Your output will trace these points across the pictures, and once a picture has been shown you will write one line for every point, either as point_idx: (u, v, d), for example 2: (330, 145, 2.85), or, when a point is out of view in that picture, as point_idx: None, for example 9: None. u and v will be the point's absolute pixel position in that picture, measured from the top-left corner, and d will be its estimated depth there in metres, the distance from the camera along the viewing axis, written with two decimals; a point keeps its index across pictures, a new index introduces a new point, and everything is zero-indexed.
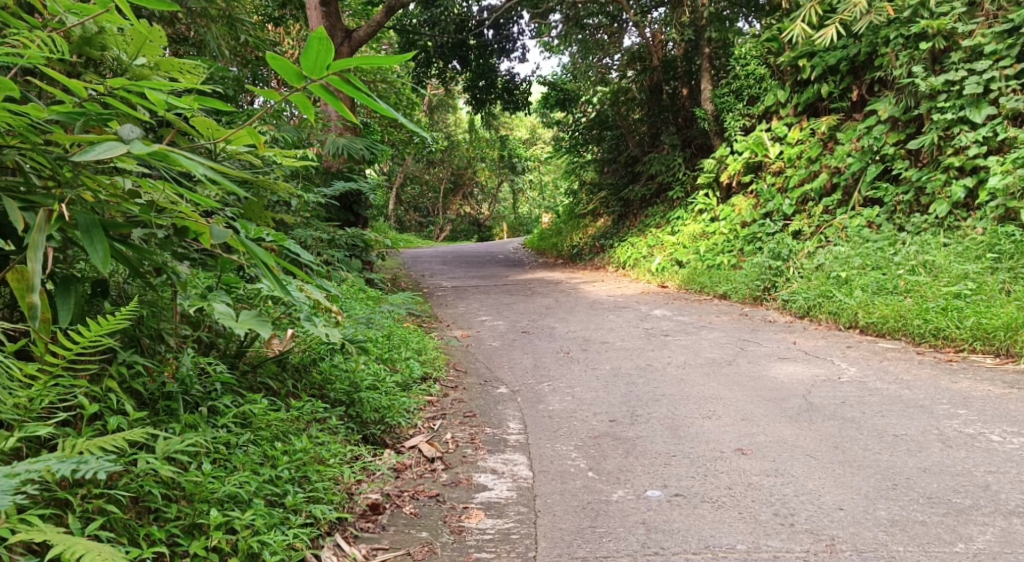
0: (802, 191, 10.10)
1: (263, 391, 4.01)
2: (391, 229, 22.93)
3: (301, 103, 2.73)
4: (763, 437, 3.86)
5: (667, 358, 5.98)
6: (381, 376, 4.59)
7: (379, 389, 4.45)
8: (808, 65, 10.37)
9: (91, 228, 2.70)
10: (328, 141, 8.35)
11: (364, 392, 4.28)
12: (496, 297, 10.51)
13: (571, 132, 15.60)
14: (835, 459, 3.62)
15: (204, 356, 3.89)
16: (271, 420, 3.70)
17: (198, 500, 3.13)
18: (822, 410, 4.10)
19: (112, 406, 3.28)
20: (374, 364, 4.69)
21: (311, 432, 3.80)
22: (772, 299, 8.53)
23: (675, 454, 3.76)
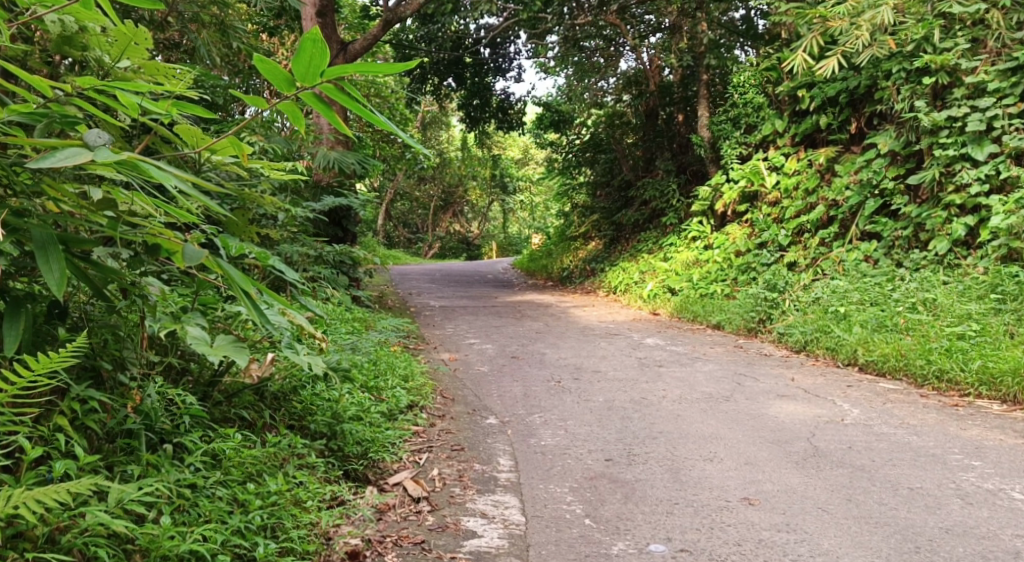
0: (797, 222, 9.96)
1: (237, 423, 3.83)
2: (379, 244, 22.71)
3: (291, 112, 2.53)
4: (770, 485, 3.67)
5: (663, 392, 5.79)
6: (365, 405, 4.39)
7: (362, 420, 4.25)
8: (807, 95, 10.26)
9: (47, 244, 2.45)
10: (318, 154, 8.30)
11: (346, 423, 4.09)
12: (484, 318, 10.30)
13: (565, 154, 15.45)
14: (849, 514, 3.42)
15: (174, 386, 3.75)
16: (243, 459, 3.52)
17: (153, 557, 2.90)
18: (831, 457, 3.92)
19: (60, 448, 3.07)
20: (358, 393, 4.50)
21: (288, 471, 3.59)
22: (767, 332, 8.36)
23: (677, 502, 3.55)
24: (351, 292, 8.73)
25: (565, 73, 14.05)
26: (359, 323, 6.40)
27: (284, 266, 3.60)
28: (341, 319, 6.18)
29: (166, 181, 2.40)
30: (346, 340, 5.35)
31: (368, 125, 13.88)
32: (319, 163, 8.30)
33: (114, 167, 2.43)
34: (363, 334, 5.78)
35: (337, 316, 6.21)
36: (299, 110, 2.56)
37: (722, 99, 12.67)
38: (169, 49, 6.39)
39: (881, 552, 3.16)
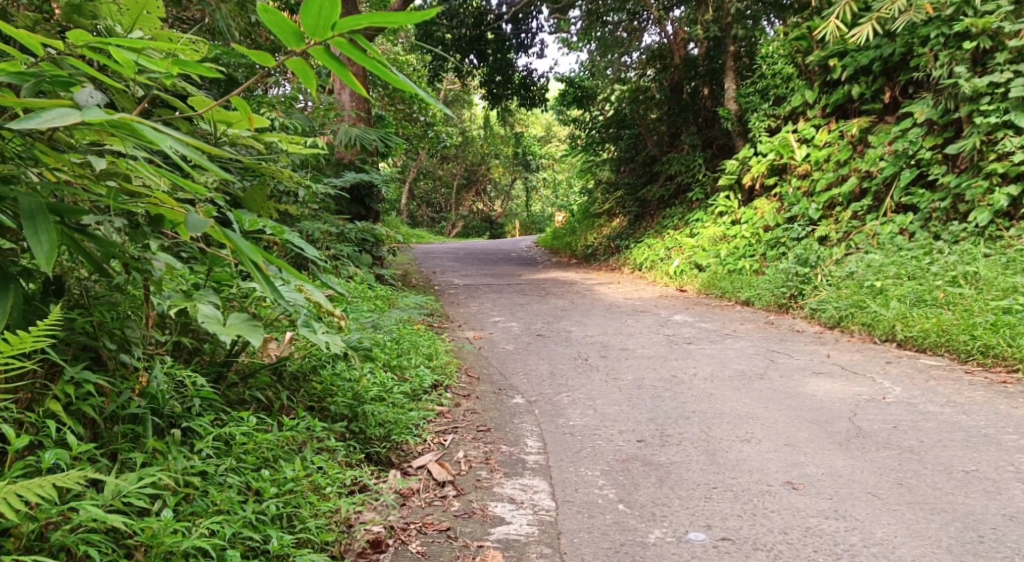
0: (829, 195, 9.71)
1: (253, 405, 3.72)
2: (402, 224, 22.60)
3: (301, 71, 2.39)
4: (814, 468, 3.51)
5: (694, 369, 5.61)
6: (387, 385, 4.25)
7: (385, 401, 4.12)
8: (838, 65, 9.96)
9: (36, 214, 2.39)
10: (339, 131, 8.06)
11: (368, 404, 3.96)
12: (508, 296, 10.14)
13: (588, 129, 15.21)
14: (901, 500, 3.26)
15: (184, 367, 3.61)
16: (259, 443, 3.40)
17: (154, 556, 2.78)
18: (876, 437, 3.75)
19: (51, 436, 2.97)
20: (380, 373, 4.35)
21: (306, 456, 3.47)
22: (799, 308, 8.14)
23: (715, 486, 3.40)
24: (373, 271, 8.59)
25: (588, 49, 13.88)
26: (381, 302, 6.25)
27: (303, 242, 3.50)
28: (364, 298, 6.03)
29: (163, 144, 2.26)
30: (367, 319, 5.20)
31: (389, 103, 13.72)
32: (341, 140, 8.11)
33: (109, 129, 2.30)
34: (386, 313, 5.62)
35: (359, 294, 6.07)
36: (310, 71, 2.42)
37: (750, 72, 12.36)
38: (186, 24, 6.24)
39: (941, 542, 3.00)
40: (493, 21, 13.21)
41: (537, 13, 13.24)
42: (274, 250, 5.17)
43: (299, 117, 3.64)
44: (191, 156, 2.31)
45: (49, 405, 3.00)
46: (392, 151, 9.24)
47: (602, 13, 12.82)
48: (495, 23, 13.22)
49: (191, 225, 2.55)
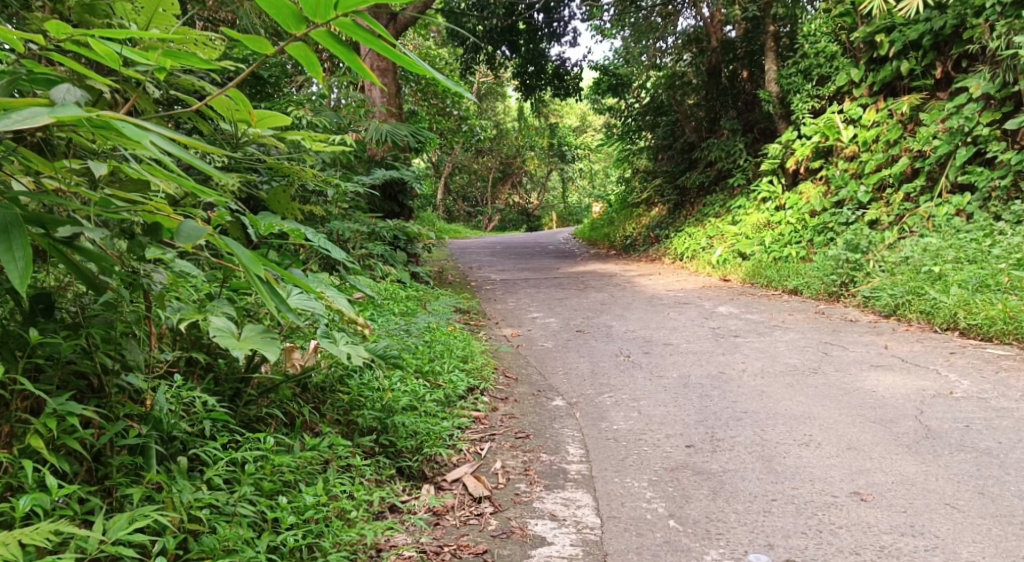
0: (878, 177, 9.38)
1: (271, 423, 3.59)
2: (439, 219, 22.43)
3: (303, 55, 2.44)
4: (882, 476, 3.28)
5: (742, 365, 5.37)
6: (419, 393, 4.08)
7: (416, 410, 3.95)
8: (886, 40, 9.59)
9: (12, 226, 2.37)
10: (370, 128, 7.92)
11: (398, 416, 3.80)
12: (548, 290, 9.93)
13: (624, 118, 14.91)
14: (985, 512, 3.04)
15: (194, 388, 3.47)
16: (276, 468, 3.29)
17: None
18: (948, 439, 3.51)
19: (32, 479, 2.86)
20: (411, 380, 4.19)
21: (328, 480, 3.34)
22: (851, 296, 7.84)
23: (774, 498, 3.18)
24: (408, 269, 8.42)
25: (621, 36, 13.58)
26: (415, 302, 6.07)
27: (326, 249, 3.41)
28: (398, 299, 5.86)
29: (144, 140, 2.18)
30: (397, 323, 5.06)
31: (421, 97, 13.55)
32: (371, 136, 7.94)
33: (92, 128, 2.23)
34: (421, 315, 5.45)
35: (390, 296, 5.89)
36: (312, 57, 2.46)
37: (791, 52, 11.99)
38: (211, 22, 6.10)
39: None
40: (525, 10, 12.95)
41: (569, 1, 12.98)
42: (302, 252, 5.01)
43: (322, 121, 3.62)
44: (175, 152, 2.22)
45: (30, 443, 2.89)
46: (424, 146, 9.05)
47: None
48: (526, 13, 12.96)
49: (183, 232, 2.58)
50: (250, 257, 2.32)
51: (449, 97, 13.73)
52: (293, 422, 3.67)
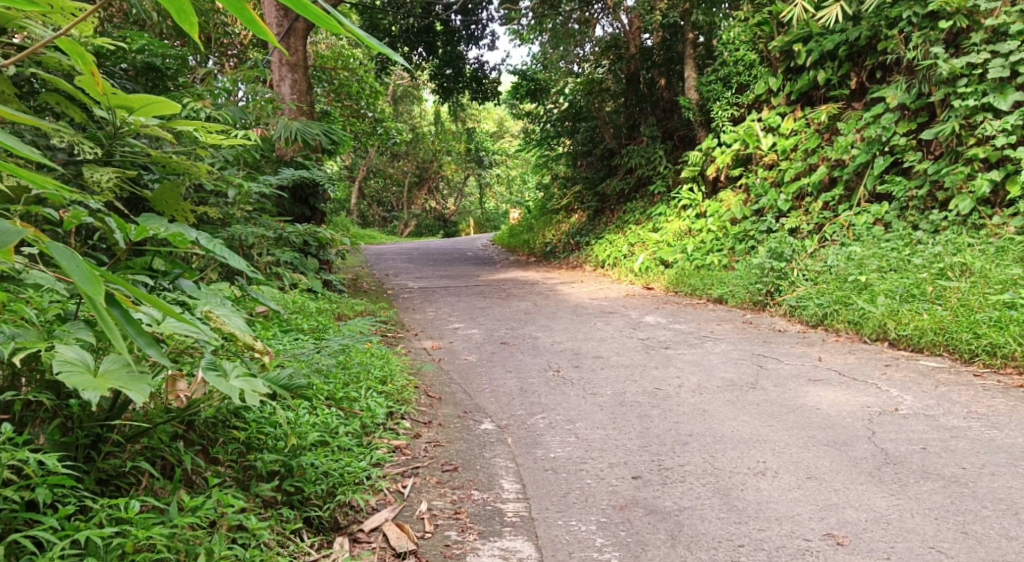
0: (798, 186, 9.29)
1: (136, 480, 3.13)
2: (353, 224, 21.85)
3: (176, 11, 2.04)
4: (852, 512, 3.07)
5: (678, 380, 5.10)
6: (331, 426, 3.69)
7: (327, 446, 3.57)
8: (802, 50, 9.55)
9: None
10: (279, 125, 7.52)
11: (306, 455, 3.42)
12: (467, 299, 9.55)
13: (543, 123, 14.64)
14: (973, 555, 2.82)
15: (35, 448, 2.98)
16: (145, 540, 2.82)
17: None
18: (911, 466, 3.33)
19: None
20: (323, 411, 3.79)
21: (220, 543, 2.91)
22: (776, 305, 7.67)
23: (742, 543, 2.94)
24: (321, 278, 7.97)
25: (540, 41, 13.37)
26: (326, 315, 5.62)
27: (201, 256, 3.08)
28: (307, 312, 5.42)
29: None
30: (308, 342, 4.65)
31: (335, 98, 13.10)
32: (280, 134, 7.53)
33: None
34: (334, 332, 5.03)
35: (300, 309, 5.44)
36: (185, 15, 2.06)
37: (710, 60, 11.89)
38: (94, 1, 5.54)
39: None
40: (441, 12, 12.51)
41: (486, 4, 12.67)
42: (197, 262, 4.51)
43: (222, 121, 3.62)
44: None
45: None
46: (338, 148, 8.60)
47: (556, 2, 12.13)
48: (443, 15, 12.52)
49: None
50: (88, 275, 1.86)
51: (364, 99, 13.26)
52: (172, 475, 3.22)
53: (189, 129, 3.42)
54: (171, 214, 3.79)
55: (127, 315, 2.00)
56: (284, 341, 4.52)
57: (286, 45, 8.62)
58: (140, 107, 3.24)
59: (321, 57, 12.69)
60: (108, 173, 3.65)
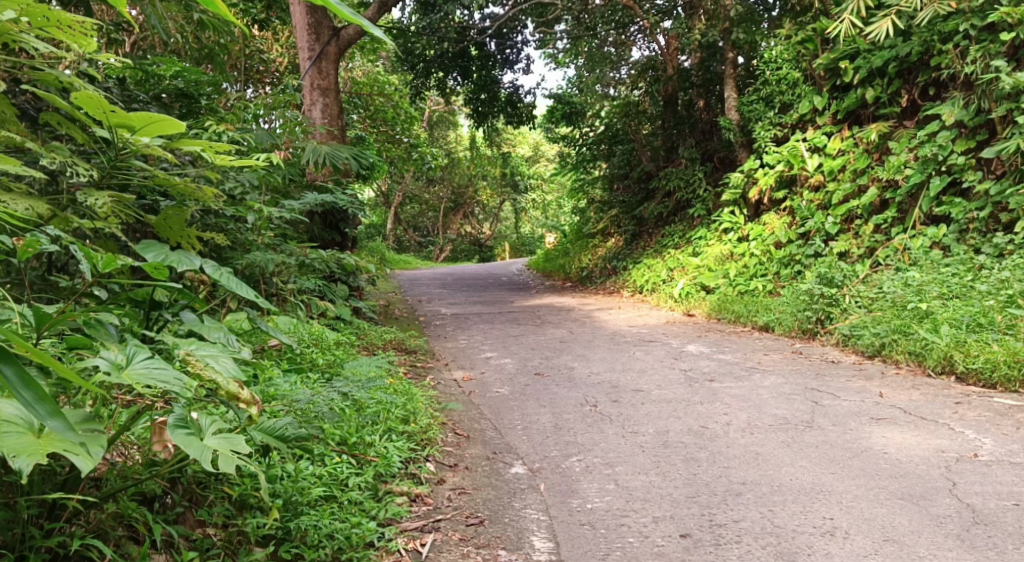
0: (846, 208, 8.85)
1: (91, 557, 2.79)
2: (388, 251, 21.65)
3: None
4: None
5: (725, 418, 4.73)
6: (339, 477, 3.41)
7: (335, 501, 3.28)
8: (850, 68, 9.16)
9: None
10: (307, 148, 7.31)
11: (306, 514, 3.14)
12: (501, 326, 9.21)
13: (581, 146, 14.09)
14: None
15: None
16: None
17: None
18: (1005, 527, 2.95)
19: None
20: (330, 461, 3.51)
21: None
22: (827, 334, 7.24)
23: None
24: (349, 305, 7.70)
25: (576, 64, 13.13)
26: (345, 346, 5.31)
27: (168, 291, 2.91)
28: (326, 343, 5.13)
29: None
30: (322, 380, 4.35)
31: (371, 124, 12.92)
32: (309, 157, 7.28)
33: None
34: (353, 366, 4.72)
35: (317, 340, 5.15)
36: None
37: (751, 80, 11.51)
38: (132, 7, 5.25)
39: None
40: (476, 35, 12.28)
41: (522, 27, 12.42)
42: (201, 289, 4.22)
43: (236, 145, 3.42)
44: None
45: None
46: (368, 172, 8.34)
47: (594, 23, 11.85)
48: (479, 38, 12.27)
49: None
50: None
51: (399, 123, 13.05)
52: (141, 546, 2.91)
53: (194, 151, 3.24)
54: (175, 239, 3.82)
55: (24, 385, 1.84)
56: (295, 379, 4.22)
57: (318, 69, 8.40)
58: (145, 126, 2.99)
59: (356, 83, 12.67)
60: (103, 197, 3.56)
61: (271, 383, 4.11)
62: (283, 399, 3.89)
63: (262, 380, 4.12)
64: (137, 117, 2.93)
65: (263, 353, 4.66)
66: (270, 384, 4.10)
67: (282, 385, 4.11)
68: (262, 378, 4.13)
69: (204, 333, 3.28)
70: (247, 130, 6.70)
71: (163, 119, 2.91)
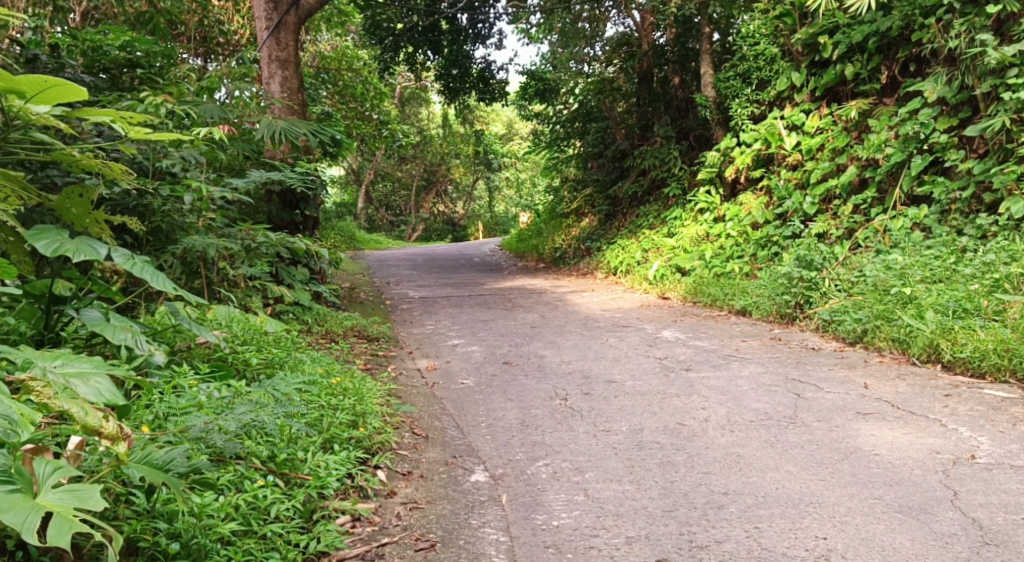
0: (824, 188, 8.55)
1: None
2: (360, 231, 21.16)
3: None
4: None
5: (703, 413, 4.45)
6: (263, 506, 3.16)
7: (258, 536, 3.03)
8: (828, 43, 8.84)
9: None
10: (261, 123, 6.86)
11: (233, 539, 2.99)
12: (470, 310, 8.85)
13: (552, 125, 13.80)
14: None
15: None
16: None
17: None
18: (1017, 548, 2.84)
19: None
20: (259, 484, 3.25)
21: None
22: (807, 319, 6.95)
23: None
24: (309, 289, 7.33)
25: (548, 40, 12.77)
26: (290, 340, 4.95)
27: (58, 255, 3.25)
28: (266, 338, 4.76)
29: None
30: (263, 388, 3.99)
31: (340, 101, 12.56)
32: (263, 133, 6.85)
33: None
34: (293, 367, 4.39)
35: (256, 332, 4.79)
36: None
37: (728, 56, 11.15)
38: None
39: None
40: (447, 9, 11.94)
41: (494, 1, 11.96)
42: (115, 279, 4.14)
43: (147, 115, 3.67)
44: None
45: None
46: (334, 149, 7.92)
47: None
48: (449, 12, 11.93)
49: None
50: None
51: (368, 100, 12.63)
52: None
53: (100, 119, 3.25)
54: (78, 222, 3.74)
55: None
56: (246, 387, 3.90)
57: (275, 40, 7.96)
58: (37, 92, 3.13)
59: (324, 58, 12.22)
60: None
61: (197, 391, 3.77)
62: (177, 425, 3.45)
63: (189, 389, 3.79)
64: (27, 81, 3.07)
65: (188, 354, 4.30)
66: (177, 396, 3.70)
67: (212, 395, 3.76)
68: (187, 388, 3.80)
69: (107, 334, 3.45)
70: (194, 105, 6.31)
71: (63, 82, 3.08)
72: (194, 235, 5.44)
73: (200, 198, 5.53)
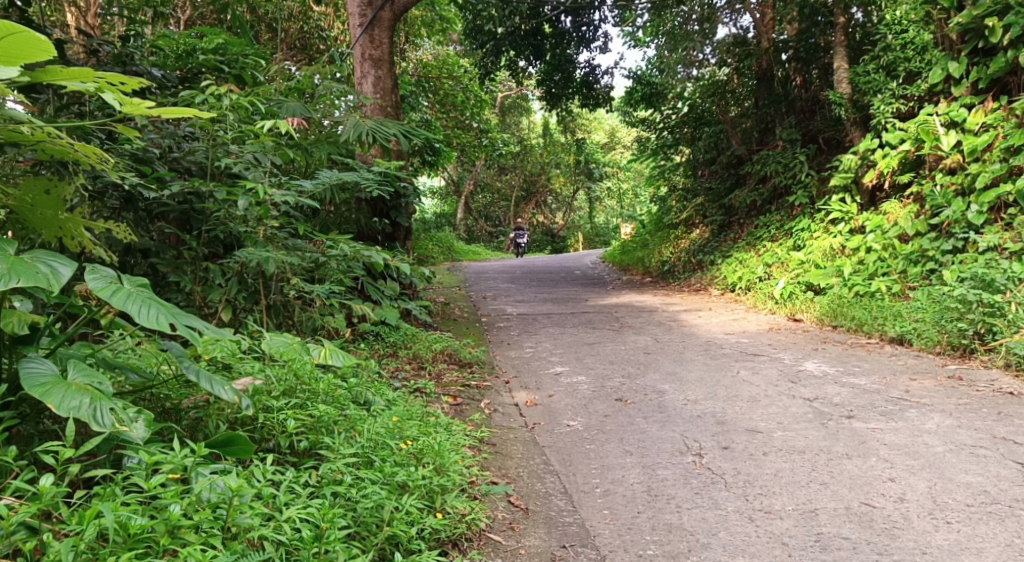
0: (996, 193, 7.17)
1: None
2: (458, 242, 20.36)
3: None
4: None
5: (894, 485, 3.46)
6: None
7: None
8: (999, 26, 7.38)
9: None
10: (348, 122, 5.94)
11: None
12: (573, 331, 7.79)
13: (659, 131, 12.51)
14: None
15: None
16: None
17: None
18: None
19: None
20: None
21: None
22: (989, 353, 5.68)
23: None
24: (395, 306, 6.40)
25: (656, 43, 11.65)
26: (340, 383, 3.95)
27: None
28: (315, 388, 3.81)
29: None
30: (272, 497, 3.07)
31: (439, 110, 11.68)
32: (350, 134, 5.90)
33: None
34: (355, 432, 3.55)
35: (297, 378, 3.82)
36: None
37: (866, 47, 9.80)
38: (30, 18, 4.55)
39: None
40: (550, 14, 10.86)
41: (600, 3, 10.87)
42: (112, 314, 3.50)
43: (138, 81, 3.26)
44: None
45: None
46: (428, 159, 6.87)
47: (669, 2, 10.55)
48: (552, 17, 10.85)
49: None
50: None
51: (466, 108, 11.77)
52: None
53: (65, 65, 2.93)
54: (50, 230, 3.24)
55: None
56: (265, 487, 3.07)
57: (369, 37, 7.05)
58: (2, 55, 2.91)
59: (425, 65, 11.25)
60: None
61: (179, 498, 2.90)
62: None
63: (170, 497, 2.90)
64: None
65: (201, 416, 3.45)
66: (124, 519, 2.79)
67: (199, 504, 2.91)
68: (164, 496, 2.89)
69: (51, 400, 2.88)
70: (279, 104, 5.50)
71: (21, 35, 2.85)
72: (249, 247, 4.70)
73: (259, 203, 4.72)
